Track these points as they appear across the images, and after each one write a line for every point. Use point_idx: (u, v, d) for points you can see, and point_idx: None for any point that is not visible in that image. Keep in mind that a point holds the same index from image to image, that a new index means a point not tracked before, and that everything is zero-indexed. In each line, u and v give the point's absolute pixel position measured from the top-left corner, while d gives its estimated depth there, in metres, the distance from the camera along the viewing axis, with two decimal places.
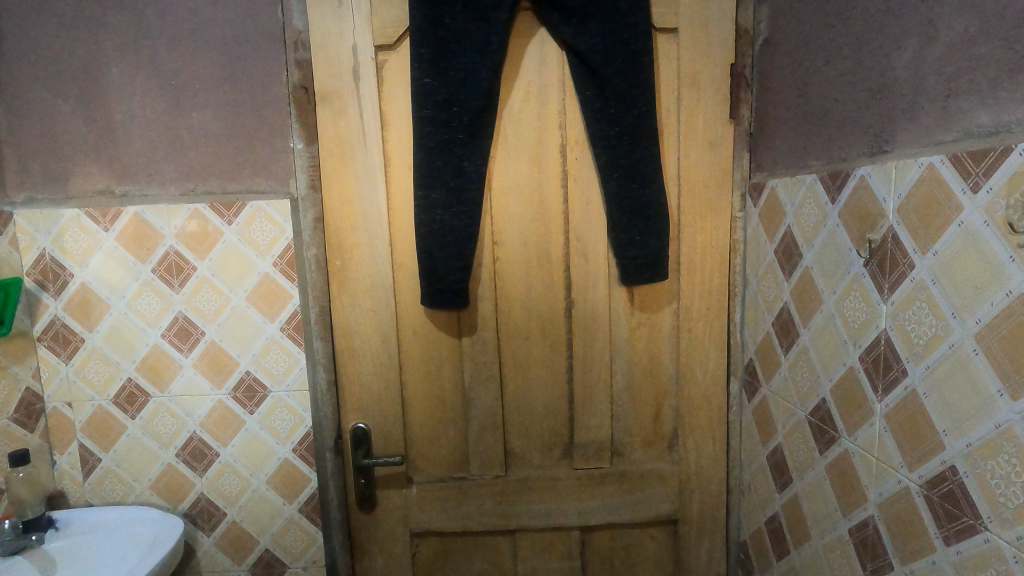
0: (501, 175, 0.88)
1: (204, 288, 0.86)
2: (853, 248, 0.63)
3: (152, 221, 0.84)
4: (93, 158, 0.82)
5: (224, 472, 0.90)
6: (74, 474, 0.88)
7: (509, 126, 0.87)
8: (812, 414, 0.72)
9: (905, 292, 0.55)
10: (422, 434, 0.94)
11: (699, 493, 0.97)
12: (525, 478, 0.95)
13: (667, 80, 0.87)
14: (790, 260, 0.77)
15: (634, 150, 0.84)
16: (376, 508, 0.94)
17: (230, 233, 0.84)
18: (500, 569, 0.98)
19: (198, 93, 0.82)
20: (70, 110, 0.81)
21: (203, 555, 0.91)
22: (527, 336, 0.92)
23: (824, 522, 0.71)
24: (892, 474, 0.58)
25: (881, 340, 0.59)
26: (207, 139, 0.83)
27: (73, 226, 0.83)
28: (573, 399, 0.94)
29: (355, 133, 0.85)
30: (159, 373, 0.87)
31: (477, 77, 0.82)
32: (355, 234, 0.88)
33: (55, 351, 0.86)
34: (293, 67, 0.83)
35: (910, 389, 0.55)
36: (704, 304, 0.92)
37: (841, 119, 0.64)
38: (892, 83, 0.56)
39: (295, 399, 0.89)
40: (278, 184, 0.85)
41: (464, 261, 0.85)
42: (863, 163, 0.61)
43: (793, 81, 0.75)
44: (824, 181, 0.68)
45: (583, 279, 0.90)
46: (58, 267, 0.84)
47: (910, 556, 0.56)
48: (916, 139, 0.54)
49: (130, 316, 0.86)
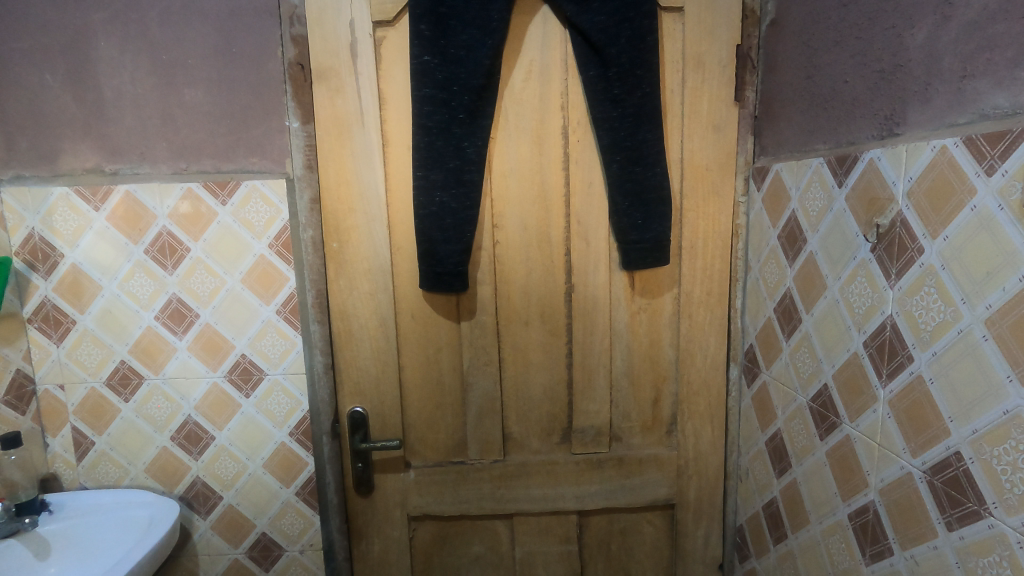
0: (502, 156, 0.86)
1: (198, 270, 0.84)
2: (860, 233, 0.62)
3: (144, 201, 0.82)
4: (83, 135, 0.80)
5: (220, 456, 0.89)
6: (68, 457, 0.87)
7: (510, 106, 0.85)
8: (814, 400, 0.72)
9: (913, 277, 0.54)
10: (420, 419, 0.93)
11: (697, 478, 0.97)
12: (524, 463, 0.95)
13: (672, 60, 0.85)
14: (793, 245, 0.76)
15: (637, 132, 0.83)
16: (374, 492, 0.94)
17: (224, 214, 0.83)
18: (499, 553, 0.98)
19: (191, 69, 0.79)
20: (57, 86, 0.78)
21: (199, 538, 0.91)
22: (527, 321, 0.91)
23: (823, 506, 0.71)
24: (894, 460, 0.58)
25: (887, 326, 0.58)
26: (199, 116, 0.81)
27: (62, 205, 0.81)
28: (572, 384, 0.93)
29: (352, 112, 0.83)
30: (154, 355, 0.86)
31: (477, 55, 0.80)
32: (352, 215, 0.86)
33: (46, 333, 0.84)
34: (289, 44, 0.81)
35: (916, 375, 0.55)
36: (705, 289, 0.92)
37: (851, 100, 0.63)
38: (904, 64, 0.55)
39: (292, 382, 0.88)
40: (274, 163, 0.84)
41: (464, 244, 0.84)
42: (872, 147, 0.60)
43: (802, 62, 0.74)
44: (831, 165, 0.67)
45: (584, 264, 0.89)
46: (47, 247, 0.82)
47: (912, 541, 0.56)
48: (929, 122, 0.53)
49: (122, 298, 0.84)
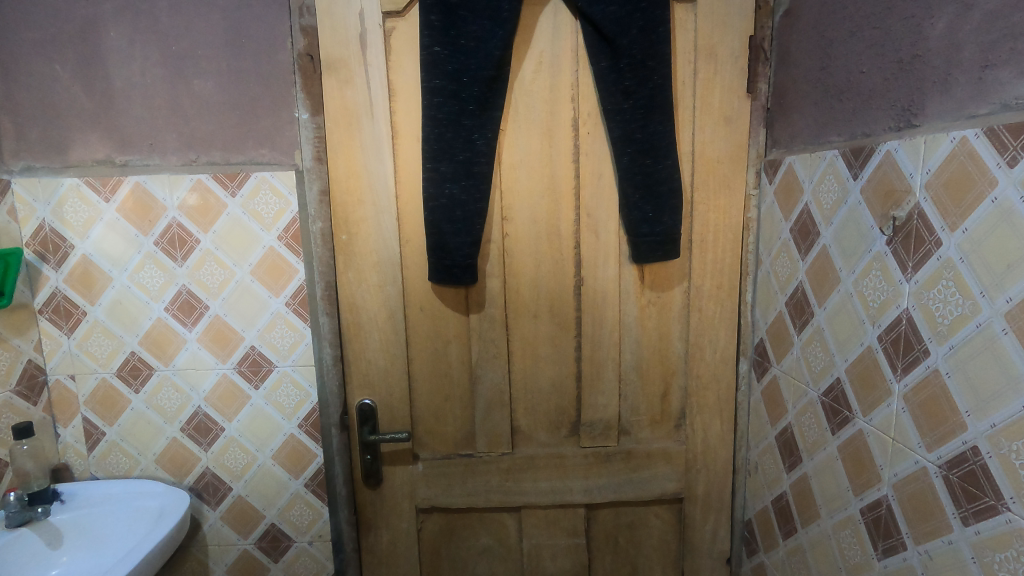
0: (512, 149, 0.86)
1: (207, 262, 0.84)
2: (875, 226, 0.62)
3: (154, 192, 0.82)
4: (92, 126, 0.80)
5: (229, 447, 0.89)
6: (78, 448, 0.88)
7: (520, 97, 0.84)
8: (826, 395, 0.72)
9: (930, 271, 0.54)
10: (428, 410, 0.93)
11: (705, 472, 0.97)
12: (532, 456, 0.95)
13: (683, 52, 0.84)
14: (806, 239, 0.75)
15: (648, 124, 0.82)
16: (382, 484, 0.94)
17: (234, 206, 0.83)
18: (506, 545, 0.98)
19: (201, 59, 0.79)
20: (67, 77, 0.78)
21: (209, 529, 0.91)
22: (535, 314, 0.91)
23: (834, 501, 0.71)
24: (908, 455, 0.58)
25: (902, 319, 0.58)
26: (209, 107, 0.81)
27: (73, 196, 0.81)
28: (581, 377, 0.93)
29: (362, 103, 0.83)
30: (163, 347, 0.86)
31: (488, 46, 0.79)
32: (361, 207, 0.86)
33: (57, 324, 0.84)
34: (298, 34, 0.80)
35: (932, 369, 0.54)
36: (715, 283, 0.91)
37: (868, 91, 0.63)
38: (923, 54, 0.55)
39: (301, 373, 0.88)
40: (284, 155, 0.83)
41: (474, 236, 0.84)
42: (888, 138, 0.59)
43: (816, 52, 0.73)
44: (846, 157, 0.66)
45: (593, 257, 0.89)
46: (57, 238, 0.82)
47: (925, 536, 0.56)
48: (949, 112, 0.52)
49: (132, 289, 0.84)
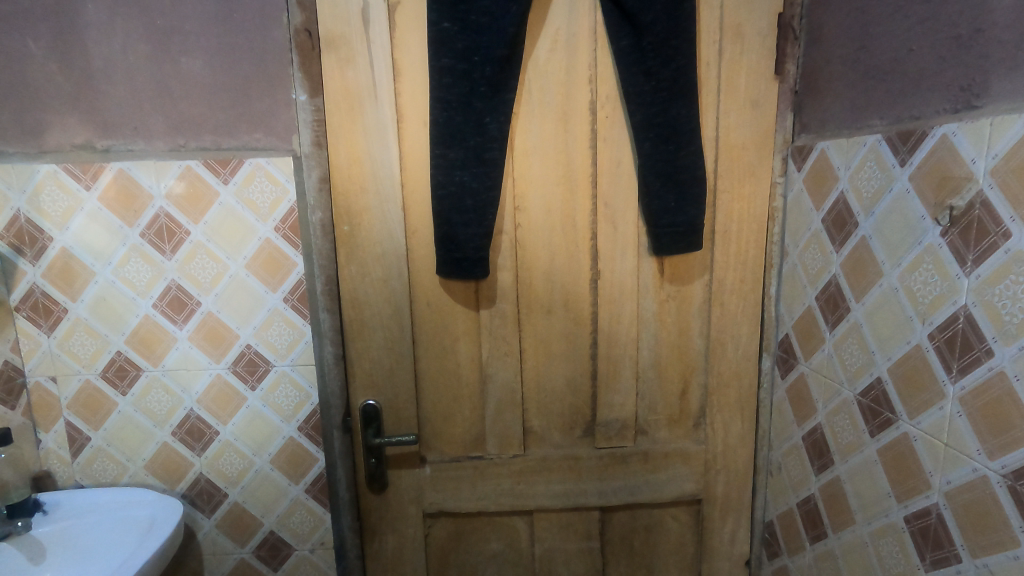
0: (525, 134, 0.80)
1: (199, 255, 0.78)
2: (927, 216, 0.57)
3: (139, 179, 0.75)
4: (70, 108, 0.73)
5: (225, 451, 0.84)
6: (62, 454, 0.82)
7: (534, 78, 0.79)
8: (863, 395, 0.68)
9: (995, 265, 0.50)
10: (436, 411, 0.88)
11: (724, 473, 0.93)
12: (544, 458, 0.90)
13: (708, 30, 0.79)
14: (841, 230, 0.71)
15: (670, 108, 0.77)
16: (387, 489, 0.89)
17: (226, 194, 0.77)
18: (517, 551, 0.94)
19: (189, 35, 0.73)
20: (41, 54, 0.71)
21: (204, 538, 0.86)
22: (549, 309, 0.86)
23: (872, 506, 0.67)
24: (965, 462, 0.54)
25: (959, 317, 0.54)
26: (198, 87, 0.74)
27: (50, 183, 0.74)
28: (597, 375, 0.88)
29: (364, 84, 0.77)
30: (152, 346, 0.80)
31: (500, 23, 0.74)
32: (364, 196, 0.80)
33: (35, 322, 0.78)
34: (295, 8, 0.74)
35: (996, 371, 0.50)
36: (738, 276, 0.87)
37: (917, 71, 0.58)
38: (987, 28, 0.50)
39: (300, 373, 0.83)
40: (280, 140, 0.77)
41: (486, 227, 0.79)
42: (943, 121, 0.55)
43: (854, 29, 0.68)
44: (891, 142, 0.62)
45: (611, 249, 0.84)
46: (34, 230, 0.75)
47: (984, 549, 0.53)
48: (1018, 92, 0.48)
49: (117, 285, 0.78)
